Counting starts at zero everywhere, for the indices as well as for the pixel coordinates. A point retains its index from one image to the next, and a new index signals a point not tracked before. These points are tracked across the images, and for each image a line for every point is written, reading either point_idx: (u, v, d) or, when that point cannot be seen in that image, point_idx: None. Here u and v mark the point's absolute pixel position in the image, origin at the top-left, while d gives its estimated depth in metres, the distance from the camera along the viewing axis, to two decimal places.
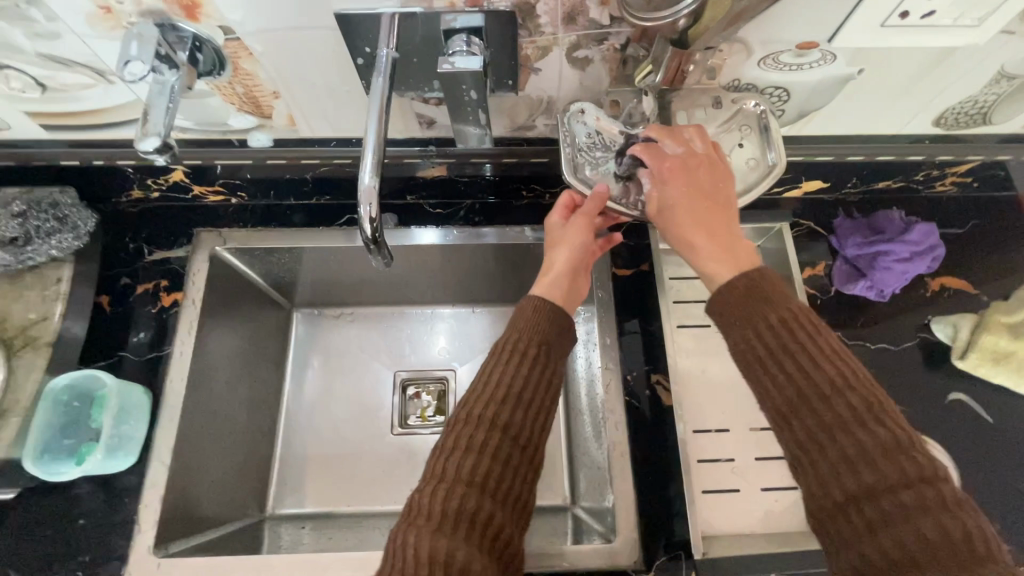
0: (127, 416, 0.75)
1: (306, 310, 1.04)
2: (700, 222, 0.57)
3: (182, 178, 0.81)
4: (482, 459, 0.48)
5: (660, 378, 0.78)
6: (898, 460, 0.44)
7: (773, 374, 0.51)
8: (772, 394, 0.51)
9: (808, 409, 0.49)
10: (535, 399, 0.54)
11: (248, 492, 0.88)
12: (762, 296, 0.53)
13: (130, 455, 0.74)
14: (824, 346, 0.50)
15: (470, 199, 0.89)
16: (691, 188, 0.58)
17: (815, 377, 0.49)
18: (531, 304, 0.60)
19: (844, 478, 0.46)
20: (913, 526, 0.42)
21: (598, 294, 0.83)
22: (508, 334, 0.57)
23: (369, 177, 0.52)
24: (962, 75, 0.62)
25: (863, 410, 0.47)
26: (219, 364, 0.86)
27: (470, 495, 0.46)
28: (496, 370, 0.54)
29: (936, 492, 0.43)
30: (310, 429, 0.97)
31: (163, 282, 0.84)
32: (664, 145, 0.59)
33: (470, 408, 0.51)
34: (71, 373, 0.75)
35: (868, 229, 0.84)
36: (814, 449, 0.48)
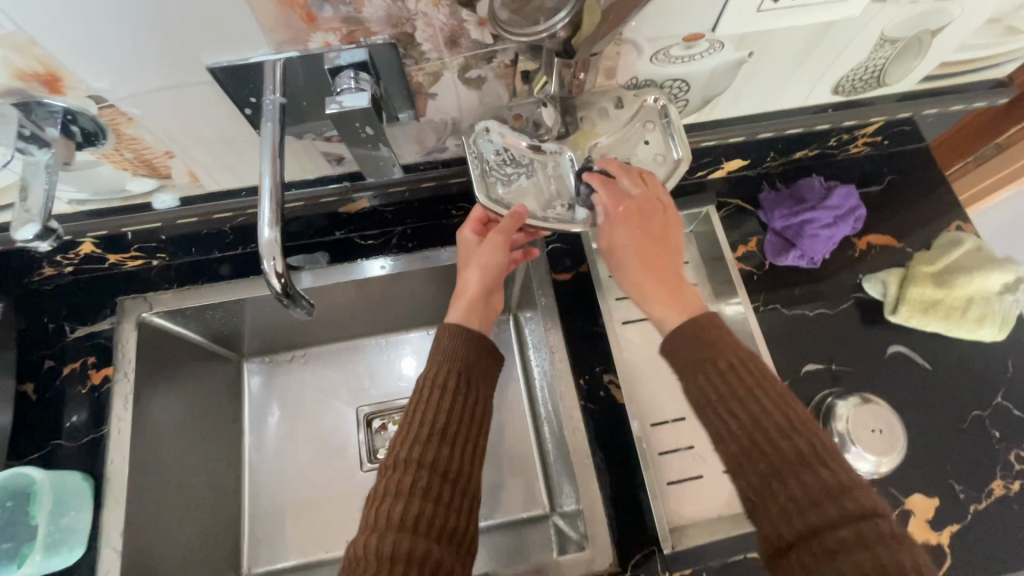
0: (67, 506, 0.71)
1: (256, 359, 1.01)
2: (648, 263, 0.61)
3: (92, 250, 0.78)
4: (412, 501, 0.52)
5: (612, 376, 0.79)
6: (839, 499, 0.46)
7: (723, 415, 0.52)
8: (723, 438, 0.52)
9: (757, 451, 0.50)
10: (460, 430, 0.57)
11: (218, 557, 0.85)
12: (709, 344, 0.55)
13: (76, 546, 0.71)
14: (766, 388, 0.52)
15: (401, 226, 0.88)
16: (644, 234, 0.60)
17: (762, 420, 0.51)
18: (448, 332, 0.64)
19: (792, 520, 0.47)
20: (856, 565, 0.44)
21: (541, 302, 0.82)
22: (430, 367, 0.61)
23: (269, 230, 0.51)
24: (847, 45, 0.64)
25: (806, 450, 0.49)
26: (165, 433, 0.82)
27: (401, 539, 0.50)
28: (421, 409, 0.58)
29: (875, 528, 0.45)
30: (276, 481, 0.94)
31: (90, 358, 0.80)
32: (623, 186, 0.61)
33: (398, 452, 0.55)
34: (1, 473, 0.71)
35: (791, 200, 0.85)
36: (764, 492, 0.49)
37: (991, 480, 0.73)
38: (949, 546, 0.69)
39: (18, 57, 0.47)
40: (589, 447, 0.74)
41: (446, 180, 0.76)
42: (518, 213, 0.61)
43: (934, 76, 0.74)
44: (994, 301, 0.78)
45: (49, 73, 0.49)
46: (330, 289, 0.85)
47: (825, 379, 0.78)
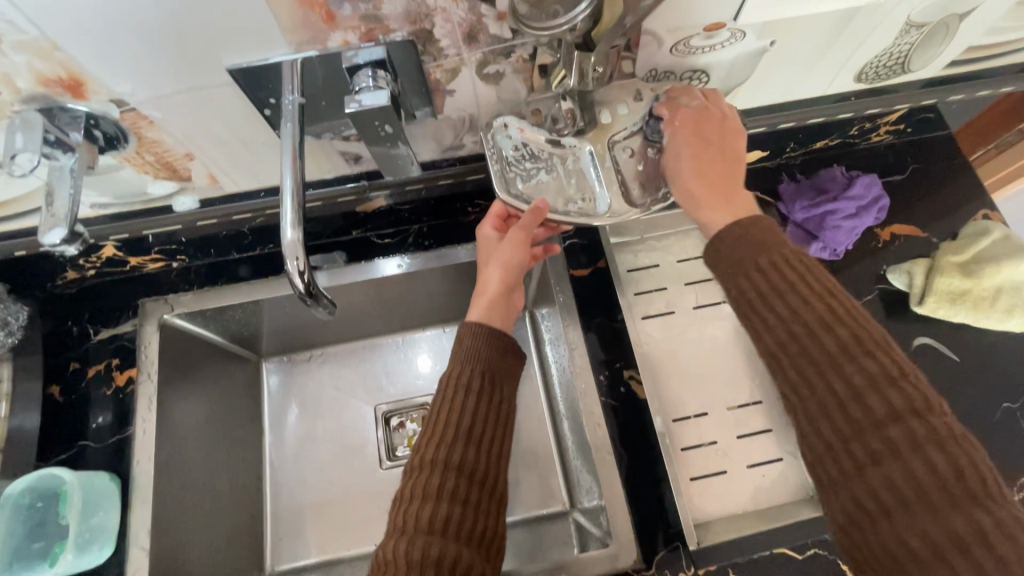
0: (95, 506, 0.72)
1: (275, 359, 1.02)
2: (707, 174, 0.59)
3: (113, 253, 0.79)
4: (439, 504, 0.52)
5: (633, 372, 0.78)
6: (887, 396, 0.46)
7: (764, 316, 0.53)
8: (766, 337, 0.53)
9: (799, 350, 0.50)
10: (484, 430, 0.57)
11: (243, 555, 0.86)
12: (755, 246, 0.54)
13: (104, 546, 0.72)
14: (814, 290, 0.51)
15: (418, 223, 0.87)
16: (699, 142, 0.60)
17: (803, 318, 0.51)
18: (469, 330, 0.64)
19: (833, 417, 0.48)
20: (900, 462, 0.44)
21: (559, 298, 0.82)
22: (453, 368, 0.61)
23: (292, 231, 0.51)
24: (872, 31, 0.63)
25: (853, 347, 0.48)
26: (188, 433, 0.83)
27: (432, 541, 0.50)
28: (445, 410, 0.58)
29: (925, 425, 0.44)
30: (297, 479, 0.95)
31: (115, 360, 0.81)
32: (682, 100, 0.60)
33: (423, 453, 0.55)
34: (29, 474, 0.72)
35: (812, 191, 0.84)
36: (805, 391, 0.50)
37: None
38: None
39: (42, 63, 0.48)
40: (610, 444, 0.74)
41: (464, 177, 0.76)
42: (540, 208, 0.60)
43: (961, 61, 0.72)
44: (1022, 291, 0.77)
45: (71, 78, 0.49)
46: (347, 289, 0.85)
47: None
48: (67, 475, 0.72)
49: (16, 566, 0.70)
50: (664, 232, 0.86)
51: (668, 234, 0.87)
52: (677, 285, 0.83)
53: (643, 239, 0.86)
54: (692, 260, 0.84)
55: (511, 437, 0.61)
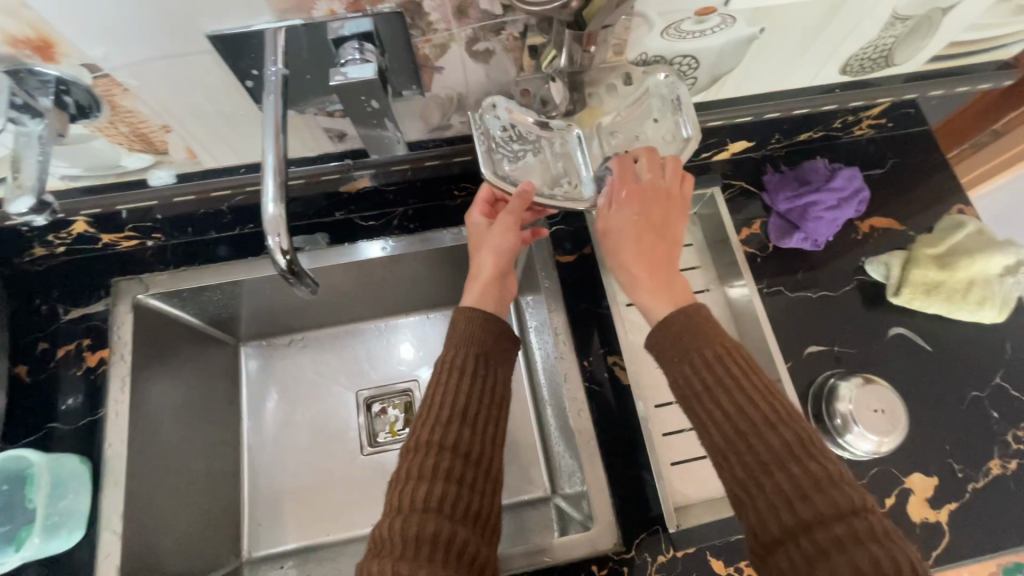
0: (65, 489, 0.70)
1: (254, 343, 1.00)
2: (647, 255, 0.60)
3: (86, 229, 0.76)
4: (436, 483, 0.51)
5: (616, 358, 0.78)
6: (831, 492, 0.46)
7: (710, 409, 0.53)
8: (713, 432, 0.52)
9: (744, 444, 0.50)
10: (479, 413, 0.58)
11: (220, 541, 0.85)
12: (700, 336, 0.55)
13: (74, 530, 0.69)
14: (756, 387, 0.52)
15: (402, 206, 0.87)
16: (641, 220, 0.60)
17: (749, 412, 0.51)
18: (463, 316, 0.64)
19: (781, 514, 0.47)
20: (848, 560, 0.43)
21: (544, 284, 0.82)
22: (448, 352, 0.61)
23: (273, 206, 0.49)
24: (859, 22, 0.64)
25: (796, 446, 0.49)
26: (163, 416, 0.81)
27: (429, 519, 0.49)
28: (441, 393, 0.58)
29: (866, 523, 0.44)
30: (276, 464, 0.94)
31: (86, 341, 0.78)
32: (638, 169, 0.61)
33: (419, 435, 0.55)
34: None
35: (795, 182, 0.85)
36: (748, 485, 0.49)
37: (989, 460, 0.74)
38: (946, 525, 0.70)
39: (8, 21, 0.45)
40: (593, 429, 0.74)
41: (450, 159, 0.75)
42: (526, 191, 0.60)
43: (942, 57, 0.73)
44: (994, 283, 0.78)
45: (40, 38, 0.47)
46: (329, 272, 0.84)
47: (827, 361, 0.79)
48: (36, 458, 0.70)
49: None
50: None
51: None
52: None
53: None
54: None
55: (506, 421, 0.61)
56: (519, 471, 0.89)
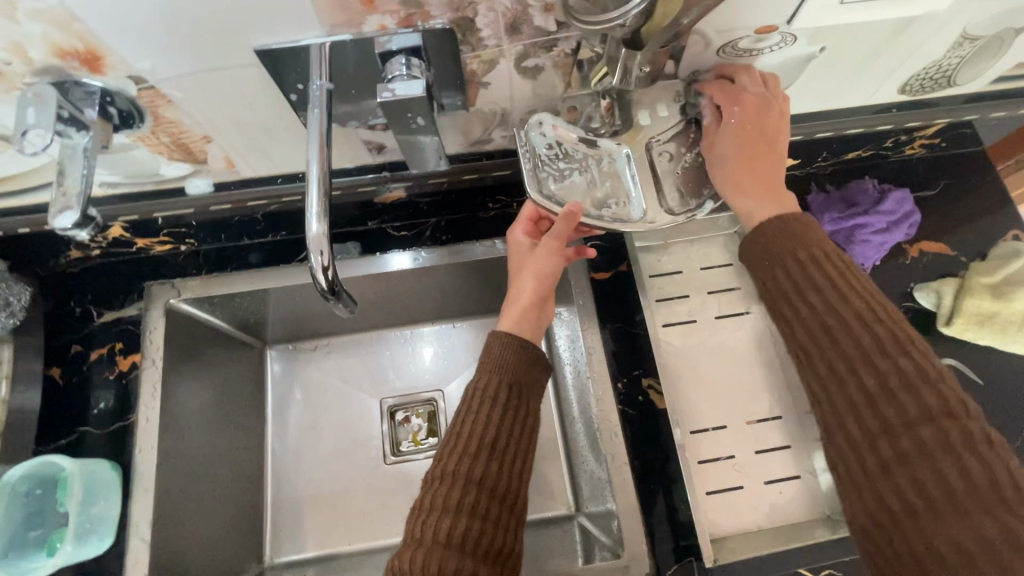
0: (96, 494, 0.70)
1: (279, 347, 1.00)
2: (755, 166, 0.59)
3: (121, 233, 0.76)
4: (459, 518, 0.51)
5: (651, 380, 0.76)
6: (921, 395, 0.49)
7: (799, 311, 0.56)
8: (800, 332, 0.56)
9: (833, 341, 0.54)
10: (507, 445, 0.57)
11: (242, 547, 0.85)
12: (797, 241, 0.57)
13: (105, 536, 0.69)
14: (860, 291, 0.54)
15: (435, 217, 0.84)
16: (747, 133, 0.58)
17: (844, 315, 0.54)
18: (497, 341, 0.62)
19: (863, 410, 0.52)
20: (931, 464, 0.48)
21: (578, 301, 0.80)
22: (479, 378, 0.60)
23: (317, 224, 0.48)
24: (925, 41, 0.60)
25: (890, 348, 0.51)
26: (191, 422, 0.81)
27: (450, 555, 0.49)
28: (468, 422, 0.57)
29: (960, 427, 0.47)
30: (299, 470, 0.93)
31: (118, 344, 0.78)
32: (742, 83, 0.58)
33: (444, 464, 0.54)
34: (25, 463, 0.69)
35: (842, 203, 0.82)
36: (835, 384, 0.54)
37: None
38: None
39: (58, 34, 0.44)
40: (626, 453, 0.72)
41: (487, 172, 0.73)
42: (573, 212, 0.57)
43: (1008, 77, 0.70)
44: None
45: (88, 51, 0.46)
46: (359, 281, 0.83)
47: None
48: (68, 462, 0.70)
49: (12, 555, 0.67)
50: (689, 238, 0.84)
51: (693, 239, 0.84)
52: (700, 293, 0.81)
53: (667, 244, 0.83)
54: (716, 268, 0.82)
55: (532, 454, 0.60)
56: (544, 489, 0.87)
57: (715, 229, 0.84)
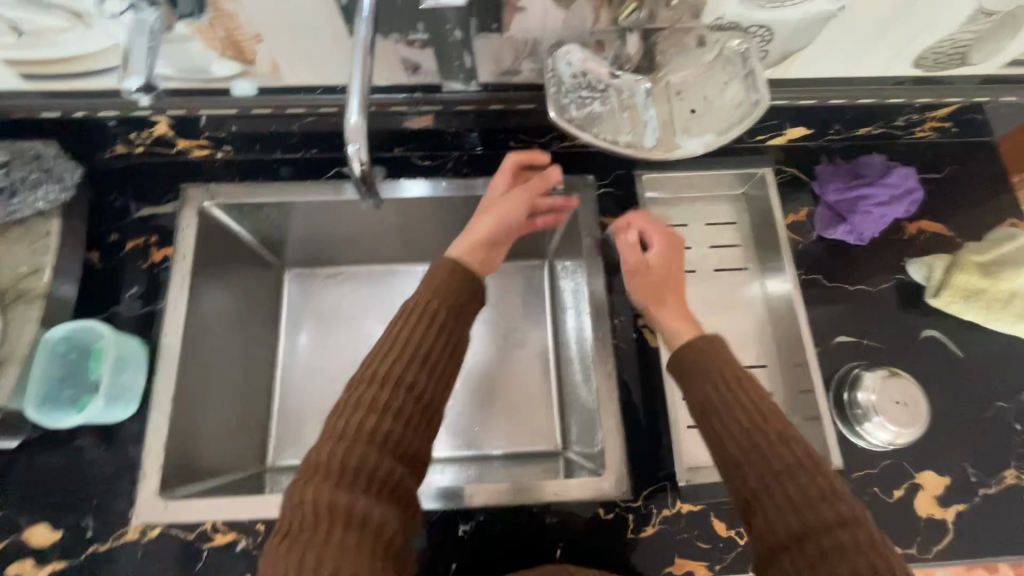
0: (126, 366, 0.74)
1: (297, 270, 1.05)
2: (665, 293, 0.74)
3: (166, 131, 0.82)
4: (383, 419, 0.55)
5: (647, 321, 0.81)
6: (833, 503, 0.48)
7: (727, 419, 0.56)
8: (726, 442, 0.55)
9: (757, 456, 0.53)
10: (439, 361, 0.60)
11: (248, 443, 0.91)
12: (719, 357, 0.60)
13: (130, 404, 0.73)
14: (773, 404, 0.56)
15: (458, 151, 0.88)
16: (662, 268, 0.76)
17: (762, 424, 0.54)
18: (445, 267, 0.66)
19: (786, 518, 0.49)
20: (847, 562, 0.45)
21: (587, 242, 0.84)
22: (418, 298, 0.63)
23: (356, 117, 0.53)
24: (942, 11, 0.64)
25: (804, 460, 0.51)
26: (213, 319, 0.86)
27: (369, 451, 0.53)
28: (407, 333, 0.60)
29: (866, 533, 0.46)
30: (305, 384, 0.99)
31: (152, 237, 0.83)
32: (651, 223, 0.79)
33: (377, 368, 0.58)
34: (69, 324, 0.73)
35: (848, 175, 0.85)
36: (758, 494, 0.51)
37: (1005, 469, 0.74)
38: (952, 522, 0.71)
39: None
40: (617, 383, 0.77)
41: (514, 105, 0.76)
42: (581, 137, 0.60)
43: (1019, 61, 0.73)
44: None
45: None
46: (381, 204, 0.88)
47: (854, 351, 0.79)
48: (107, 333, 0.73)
49: (44, 404, 0.70)
50: (695, 195, 0.89)
51: (700, 197, 0.89)
52: (703, 246, 0.87)
53: (674, 199, 0.88)
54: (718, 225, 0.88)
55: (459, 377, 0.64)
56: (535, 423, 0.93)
57: (723, 189, 0.89)
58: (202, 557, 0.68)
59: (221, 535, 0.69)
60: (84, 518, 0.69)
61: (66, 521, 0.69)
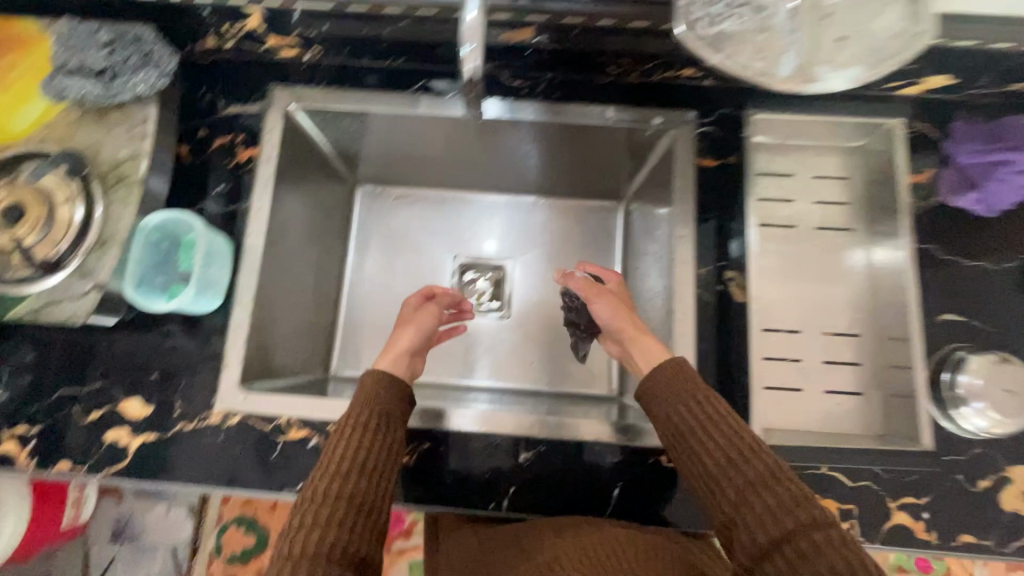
0: (214, 260, 0.75)
1: (368, 187, 1.09)
2: (623, 316, 0.78)
3: (255, 26, 0.77)
4: (325, 533, 0.52)
5: (734, 274, 0.76)
6: (806, 508, 0.52)
7: (702, 437, 0.60)
8: (704, 459, 0.59)
9: (733, 468, 0.57)
10: (379, 465, 0.59)
11: (314, 350, 0.95)
12: (691, 382, 0.64)
13: (217, 297, 0.75)
14: (741, 422, 0.60)
15: (552, 73, 0.82)
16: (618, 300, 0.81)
17: (734, 441, 0.58)
18: (371, 379, 0.66)
19: (766, 525, 0.53)
20: (824, 559, 0.49)
21: (679, 184, 0.79)
22: (351, 410, 0.62)
23: (474, 15, 0.55)
24: None
25: (773, 471, 0.56)
26: (291, 226, 0.88)
27: (315, 567, 0.51)
28: (342, 444, 0.59)
29: (838, 531, 0.51)
30: (369, 300, 1.04)
31: (240, 137, 0.83)
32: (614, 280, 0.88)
33: (314, 485, 0.56)
34: (164, 213, 0.73)
35: (989, 135, 0.75)
36: (737, 507, 0.55)
37: None
38: None
39: None
40: (695, 335, 0.74)
41: (627, 20, 0.69)
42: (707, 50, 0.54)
43: None
44: None
45: None
46: (461, 133, 0.92)
47: (963, 334, 0.72)
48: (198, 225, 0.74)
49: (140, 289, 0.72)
50: (803, 143, 0.82)
51: (808, 147, 0.82)
52: (806, 201, 0.82)
53: (781, 146, 0.81)
54: (830, 181, 0.82)
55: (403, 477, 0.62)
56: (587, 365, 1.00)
57: (836, 140, 0.81)
58: (276, 448, 0.72)
59: (294, 430, 0.72)
60: (172, 398, 0.73)
61: (157, 399, 0.73)
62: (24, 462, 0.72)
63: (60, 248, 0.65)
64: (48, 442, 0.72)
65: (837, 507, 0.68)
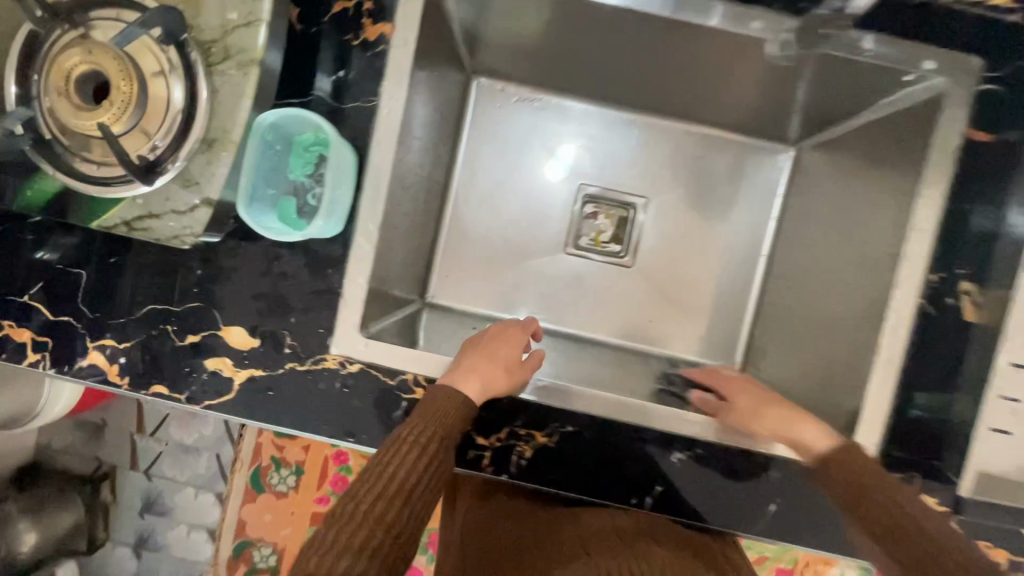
0: (342, 177, 0.60)
1: (487, 81, 0.89)
2: (771, 417, 0.61)
3: None
4: (357, 564, 0.45)
5: (971, 287, 0.62)
6: None
7: (863, 512, 0.53)
8: (870, 533, 0.52)
9: (905, 547, 0.50)
10: (427, 494, 0.51)
11: (415, 276, 0.83)
12: (843, 454, 0.55)
13: (340, 223, 0.62)
14: (910, 495, 0.52)
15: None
16: (751, 394, 0.64)
17: (901, 518, 0.51)
18: (444, 390, 0.56)
19: None
20: None
21: (937, 160, 0.61)
22: (408, 422, 0.53)
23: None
24: None
25: (949, 550, 0.48)
26: (417, 133, 0.70)
27: None
28: (392, 460, 0.50)
29: None
30: (477, 223, 0.91)
31: (367, 4, 0.62)
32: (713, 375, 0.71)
33: (353, 503, 0.48)
34: (279, 111, 0.58)
35: None
36: None
37: None
38: None
39: None
40: (905, 353, 0.62)
41: None
42: None
43: None
44: None
45: None
46: (646, 27, 0.72)
47: None
48: (324, 130, 0.59)
49: (253, 206, 0.59)
50: None
51: None
52: None
53: None
54: None
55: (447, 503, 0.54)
56: (712, 331, 0.91)
57: None
58: (401, 406, 0.63)
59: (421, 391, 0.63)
60: (282, 333, 0.63)
61: (264, 331, 0.63)
62: (118, 377, 0.64)
63: (157, 145, 0.50)
64: (145, 360, 0.63)
65: (1011, 558, 0.64)
